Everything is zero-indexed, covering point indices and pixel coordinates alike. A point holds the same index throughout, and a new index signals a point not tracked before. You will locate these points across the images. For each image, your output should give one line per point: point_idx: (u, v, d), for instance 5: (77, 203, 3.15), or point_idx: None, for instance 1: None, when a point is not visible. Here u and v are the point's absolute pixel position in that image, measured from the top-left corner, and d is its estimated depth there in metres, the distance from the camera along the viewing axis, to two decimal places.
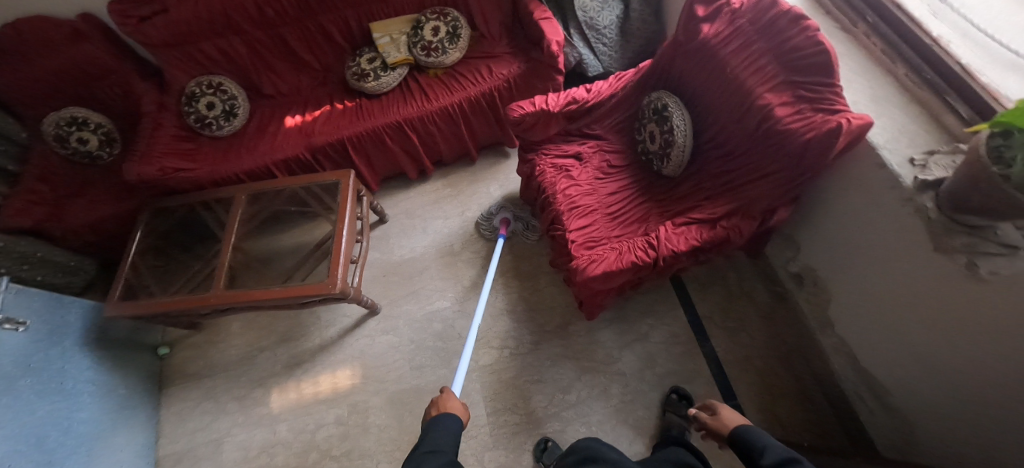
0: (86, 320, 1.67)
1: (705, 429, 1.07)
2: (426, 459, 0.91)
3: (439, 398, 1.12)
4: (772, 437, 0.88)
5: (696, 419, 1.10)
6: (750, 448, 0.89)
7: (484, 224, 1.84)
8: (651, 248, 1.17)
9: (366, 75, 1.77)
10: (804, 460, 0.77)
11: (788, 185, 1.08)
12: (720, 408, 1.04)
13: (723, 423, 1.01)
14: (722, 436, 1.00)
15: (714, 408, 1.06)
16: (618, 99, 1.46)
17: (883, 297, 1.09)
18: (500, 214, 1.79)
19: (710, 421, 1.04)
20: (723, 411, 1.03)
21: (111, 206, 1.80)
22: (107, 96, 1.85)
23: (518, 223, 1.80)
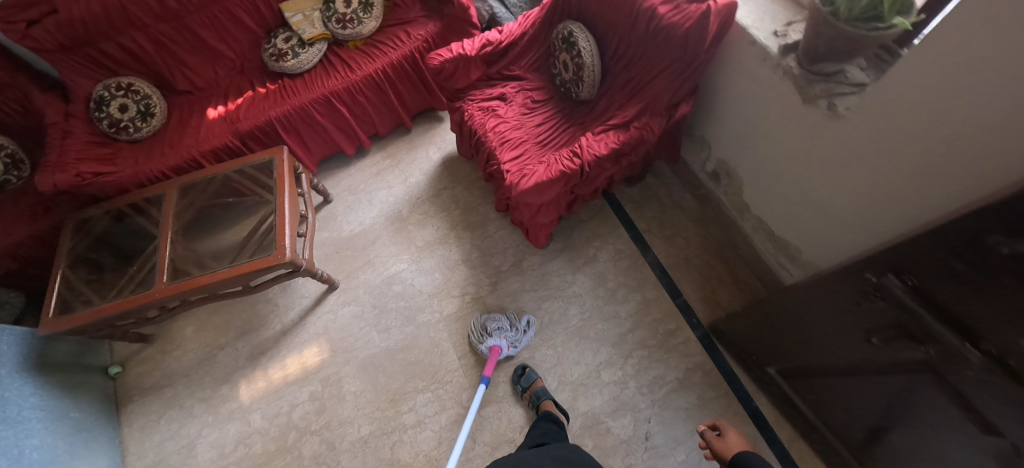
0: (20, 345, 1.54)
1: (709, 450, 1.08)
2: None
3: None
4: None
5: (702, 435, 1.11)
6: None
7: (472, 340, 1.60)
8: (575, 157, 1.26)
9: (284, 55, 1.77)
10: None
11: (682, 76, 1.21)
12: (728, 432, 1.07)
13: (726, 451, 1.03)
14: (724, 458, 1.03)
15: (722, 430, 1.09)
16: (529, 37, 1.56)
17: (778, 164, 1.23)
18: (493, 340, 1.54)
19: (715, 444, 1.06)
20: (731, 435, 1.06)
21: (28, 227, 1.70)
22: (3, 114, 1.74)
23: (512, 351, 1.56)
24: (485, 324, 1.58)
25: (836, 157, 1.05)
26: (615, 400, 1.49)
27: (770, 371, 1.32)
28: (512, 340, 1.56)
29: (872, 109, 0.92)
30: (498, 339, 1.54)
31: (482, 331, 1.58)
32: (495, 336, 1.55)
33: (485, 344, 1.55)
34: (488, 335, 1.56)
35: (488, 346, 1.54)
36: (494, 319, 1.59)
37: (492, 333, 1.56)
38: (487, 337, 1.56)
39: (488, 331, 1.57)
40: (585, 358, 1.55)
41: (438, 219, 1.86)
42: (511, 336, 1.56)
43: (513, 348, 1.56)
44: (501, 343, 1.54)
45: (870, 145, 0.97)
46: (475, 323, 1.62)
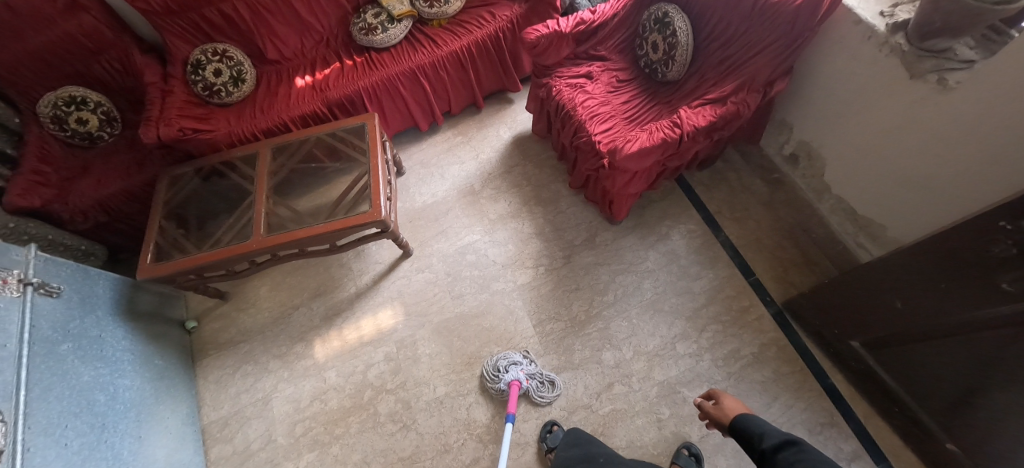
0: (114, 292, 1.63)
1: (707, 417, 1.22)
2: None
3: None
4: (769, 424, 0.99)
5: (701, 408, 1.23)
6: (750, 434, 1.00)
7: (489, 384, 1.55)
8: (676, 127, 1.32)
9: (374, 29, 1.84)
10: (800, 441, 0.87)
11: (782, 54, 1.27)
12: (723, 399, 1.19)
13: (724, 413, 1.16)
14: (723, 423, 1.15)
15: (718, 398, 1.21)
16: (619, 18, 1.62)
17: (871, 142, 1.29)
18: (509, 376, 1.51)
19: (713, 409, 1.19)
20: (725, 401, 1.18)
21: (121, 180, 1.77)
22: (105, 73, 1.83)
23: (532, 383, 1.52)
24: (498, 363, 1.56)
25: (943, 131, 1.10)
26: (691, 371, 1.52)
27: (853, 344, 1.36)
28: (528, 372, 1.53)
29: (992, 82, 0.97)
30: (515, 374, 1.52)
31: (496, 372, 1.55)
32: (511, 371, 1.52)
33: (503, 382, 1.51)
34: (503, 373, 1.53)
35: (506, 383, 1.50)
36: (509, 356, 1.57)
37: (507, 370, 1.53)
38: (504, 373, 1.53)
39: (503, 368, 1.54)
40: (660, 330, 1.59)
41: (510, 194, 1.91)
42: (526, 370, 1.54)
43: (532, 380, 1.53)
44: (518, 378, 1.50)
45: (980, 116, 1.02)
46: (488, 366, 1.58)
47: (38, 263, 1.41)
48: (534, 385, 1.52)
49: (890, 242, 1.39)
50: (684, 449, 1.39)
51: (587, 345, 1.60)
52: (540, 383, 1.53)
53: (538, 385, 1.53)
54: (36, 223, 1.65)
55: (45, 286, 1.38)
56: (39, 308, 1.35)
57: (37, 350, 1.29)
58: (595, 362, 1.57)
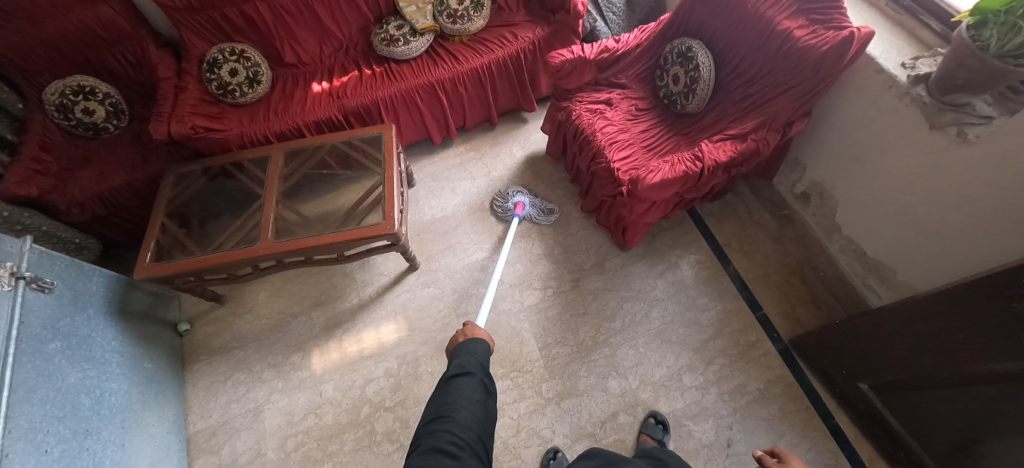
0: (107, 289, 1.57)
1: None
2: (456, 383, 0.89)
3: (465, 327, 1.09)
4: None
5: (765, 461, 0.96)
6: None
7: (497, 203, 1.89)
8: (697, 160, 1.33)
9: (395, 41, 1.84)
10: None
11: (804, 96, 1.29)
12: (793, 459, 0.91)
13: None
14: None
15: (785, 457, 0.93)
16: (642, 49, 1.65)
17: (887, 187, 1.32)
18: (516, 197, 1.84)
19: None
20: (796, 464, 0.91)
21: (124, 175, 1.72)
22: (117, 65, 1.80)
23: (532, 207, 1.85)
24: (508, 192, 1.90)
25: (960, 184, 1.13)
26: (697, 404, 1.51)
27: (861, 387, 1.36)
28: (531, 200, 1.86)
29: (1012, 141, 1.00)
30: (520, 198, 1.85)
31: (505, 196, 1.88)
32: (518, 195, 1.85)
33: (511, 203, 1.84)
34: (511, 197, 1.86)
35: (512, 203, 1.84)
36: (516, 188, 1.90)
37: (514, 195, 1.87)
38: (512, 198, 1.86)
39: (512, 194, 1.87)
40: (667, 360, 1.58)
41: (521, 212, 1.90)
42: (529, 198, 1.87)
43: (534, 205, 1.86)
44: (522, 201, 1.83)
45: (999, 173, 1.04)
46: (499, 194, 1.91)
47: (32, 257, 1.35)
48: (536, 209, 1.85)
49: (902, 288, 1.40)
50: (651, 418, 1.48)
51: (593, 371, 1.58)
52: (542, 211, 1.86)
53: (538, 211, 1.86)
54: (32, 213, 1.60)
55: (38, 281, 1.32)
56: (30, 304, 1.29)
57: (24, 349, 1.23)
58: (600, 390, 1.55)
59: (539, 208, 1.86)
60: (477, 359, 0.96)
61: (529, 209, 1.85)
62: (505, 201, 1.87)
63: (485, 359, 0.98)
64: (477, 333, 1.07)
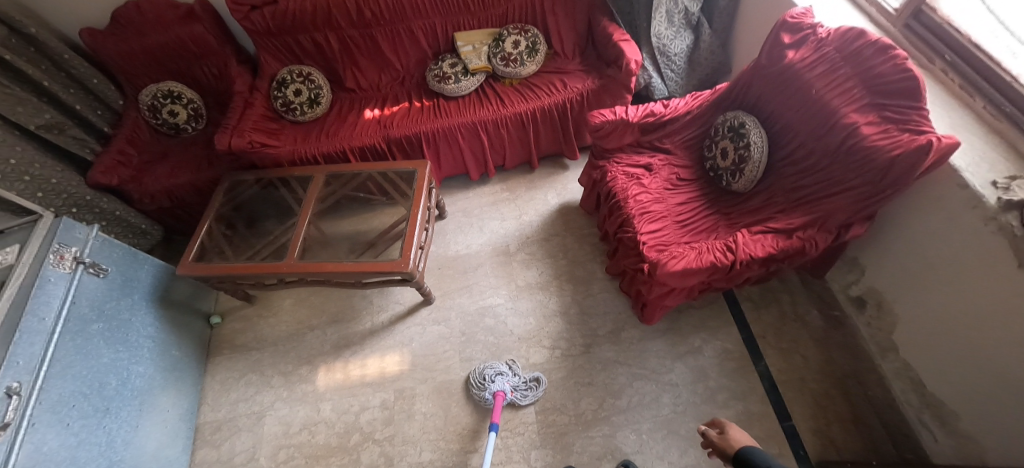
0: (155, 278, 1.72)
1: (711, 448, 1.12)
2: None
3: None
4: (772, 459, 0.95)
5: (704, 435, 1.15)
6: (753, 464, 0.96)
7: (473, 389, 1.58)
8: (729, 251, 1.21)
9: (447, 78, 1.89)
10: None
11: (864, 200, 1.13)
12: (729, 428, 1.11)
13: (731, 444, 1.07)
14: (728, 454, 1.06)
15: (723, 429, 1.13)
16: (692, 116, 1.55)
17: (959, 317, 1.12)
18: (495, 387, 1.53)
19: (718, 440, 1.10)
20: (732, 431, 1.10)
21: (189, 174, 1.89)
22: (203, 75, 2.00)
23: (516, 393, 1.56)
24: (485, 372, 1.60)
25: None
26: None
27: None
28: (513, 383, 1.56)
29: None
30: (501, 385, 1.55)
31: (483, 382, 1.57)
32: (498, 382, 1.55)
33: (488, 392, 1.54)
34: (489, 383, 1.56)
35: (491, 394, 1.53)
36: (496, 368, 1.60)
37: (493, 380, 1.57)
38: (489, 384, 1.56)
39: (489, 378, 1.57)
40: (670, 454, 1.43)
41: (545, 263, 1.85)
42: (510, 382, 1.57)
43: (515, 392, 1.56)
44: (503, 389, 1.53)
45: None
46: (475, 374, 1.61)
47: (95, 243, 1.52)
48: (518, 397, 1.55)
49: (962, 434, 1.18)
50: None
51: (587, 449, 1.46)
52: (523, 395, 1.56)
53: (523, 393, 1.56)
54: (109, 199, 1.82)
55: (94, 266, 1.48)
56: (83, 286, 1.45)
57: (70, 327, 1.38)
58: None
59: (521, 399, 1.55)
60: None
61: (510, 399, 1.54)
62: (482, 388, 1.56)
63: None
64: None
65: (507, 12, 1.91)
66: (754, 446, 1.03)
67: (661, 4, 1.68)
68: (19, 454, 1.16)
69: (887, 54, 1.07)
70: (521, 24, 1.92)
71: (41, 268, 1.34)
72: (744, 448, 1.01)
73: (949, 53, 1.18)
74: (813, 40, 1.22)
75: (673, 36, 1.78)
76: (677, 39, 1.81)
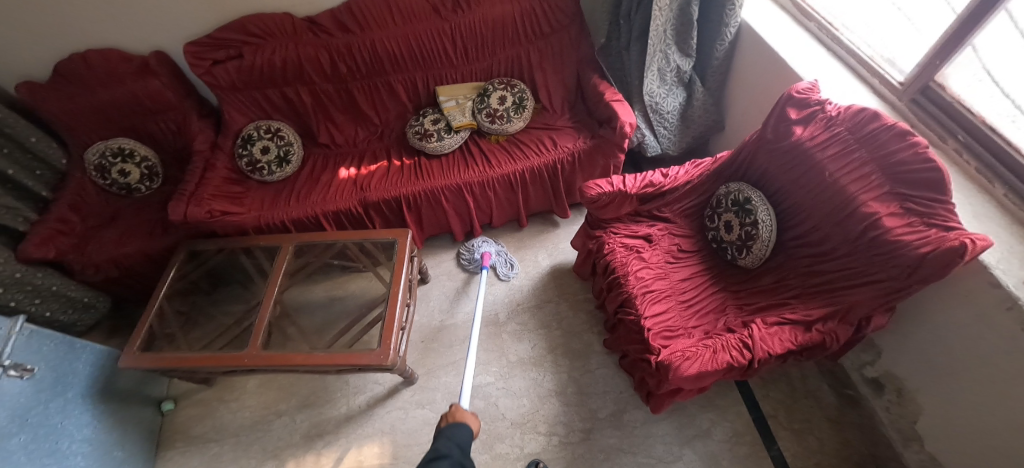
0: (94, 368, 1.49)
1: None
2: (434, 467, 0.92)
3: None
4: None
5: None
6: None
7: (463, 255, 1.92)
8: (746, 349, 1.12)
9: (429, 135, 1.76)
10: None
11: (890, 294, 1.03)
12: None
13: None
14: None
15: None
16: (693, 186, 1.46)
17: (994, 419, 1.04)
18: (482, 247, 1.89)
19: None
20: None
21: (140, 241, 1.68)
22: (159, 131, 1.82)
23: (498, 258, 1.89)
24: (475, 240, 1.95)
25: None
26: None
27: None
28: (497, 248, 1.91)
29: None
30: (487, 248, 1.90)
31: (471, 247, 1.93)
32: (485, 245, 1.90)
33: (477, 252, 1.88)
34: (478, 246, 1.91)
35: (479, 252, 1.87)
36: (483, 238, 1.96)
37: (480, 244, 1.92)
38: (478, 246, 1.91)
39: (477, 243, 1.92)
40: None
41: (538, 334, 1.72)
42: (495, 247, 1.92)
43: (498, 255, 1.89)
44: (488, 249, 1.88)
45: None
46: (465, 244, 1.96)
47: (20, 341, 1.30)
48: (500, 260, 1.88)
49: None
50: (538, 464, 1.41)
51: None
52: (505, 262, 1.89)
53: (504, 264, 1.88)
54: (45, 273, 1.57)
55: (17, 367, 1.24)
56: (2, 392, 1.20)
57: None
58: None
59: (502, 262, 1.89)
60: (458, 444, 0.99)
61: (494, 259, 1.88)
62: (471, 252, 1.91)
63: (466, 445, 1.00)
64: (463, 416, 1.08)
65: (492, 66, 1.82)
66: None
67: (653, 63, 1.62)
68: None
69: (908, 139, 0.99)
70: (507, 78, 1.82)
71: None
72: None
73: (962, 133, 1.11)
74: (823, 118, 1.15)
75: (665, 94, 1.71)
76: (670, 97, 1.74)
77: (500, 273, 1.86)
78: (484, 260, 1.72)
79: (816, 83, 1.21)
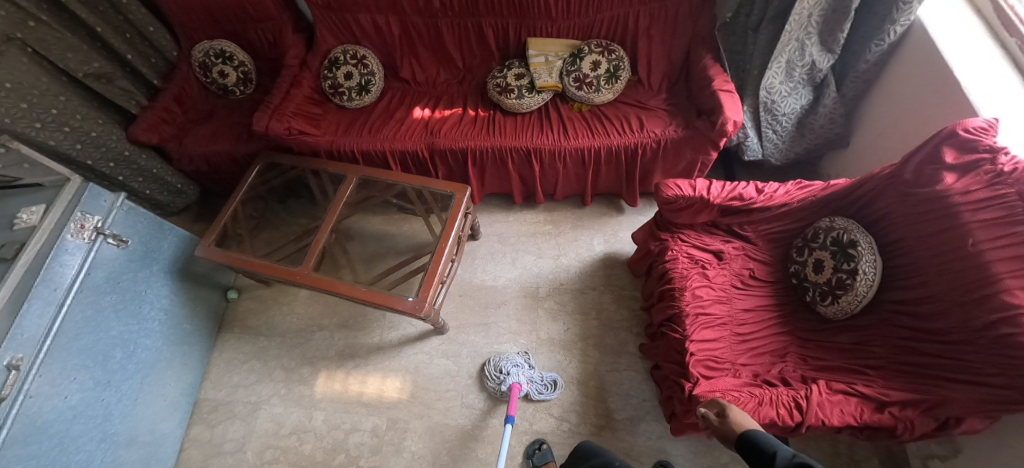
0: (177, 248, 1.65)
1: (711, 434, 0.97)
2: None
3: None
4: (785, 443, 0.83)
5: (702, 418, 1.00)
6: (759, 451, 0.84)
7: (489, 380, 1.55)
8: (797, 410, 1.01)
9: (509, 91, 1.66)
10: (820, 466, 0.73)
11: (1001, 404, 0.85)
12: (731, 411, 0.96)
13: (733, 427, 0.93)
14: (732, 440, 0.92)
15: (723, 409, 0.97)
16: (790, 209, 1.27)
17: None
18: (509, 380, 1.50)
19: (717, 424, 0.95)
20: (734, 414, 0.95)
21: (227, 143, 1.79)
22: (257, 39, 1.87)
23: (532, 386, 1.51)
24: (500, 365, 1.55)
25: None
26: None
27: None
28: (529, 376, 1.53)
29: None
30: (516, 377, 1.51)
31: (499, 369, 1.55)
32: (513, 374, 1.51)
33: (504, 383, 1.50)
34: (504, 373, 1.53)
35: (505, 387, 1.49)
36: (512, 360, 1.56)
37: (509, 372, 1.53)
38: (504, 377, 1.52)
39: (504, 371, 1.53)
40: None
41: (573, 319, 1.67)
42: (527, 374, 1.53)
43: (532, 384, 1.52)
44: (519, 380, 1.50)
45: None
46: (494, 360, 1.58)
47: (120, 214, 1.42)
48: (535, 390, 1.51)
49: None
50: (541, 445, 1.43)
51: None
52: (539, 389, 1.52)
53: (540, 389, 1.52)
54: (149, 156, 1.76)
55: (115, 237, 1.37)
56: (100, 256, 1.35)
57: (81, 298, 1.29)
58: None
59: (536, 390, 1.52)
60: None
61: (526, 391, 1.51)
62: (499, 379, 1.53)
63: None
64: None
65: (594, 24, 1.64)
66: (760, 431, 0.89)
67: (783, 52, 1.37)
68: (16, 422, 1.10)
69: None
70: (606, 41, 1.64)
71: (60, 236, 1.24)
72: (750, 435, 0.87)
73: None
74: (988, 171, 0.90)
75: (788, 92, 1.47)
76: (792, 97, 1.49)
77: (535, 399, 1.51)
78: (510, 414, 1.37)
79: (995, 123, 0.94)
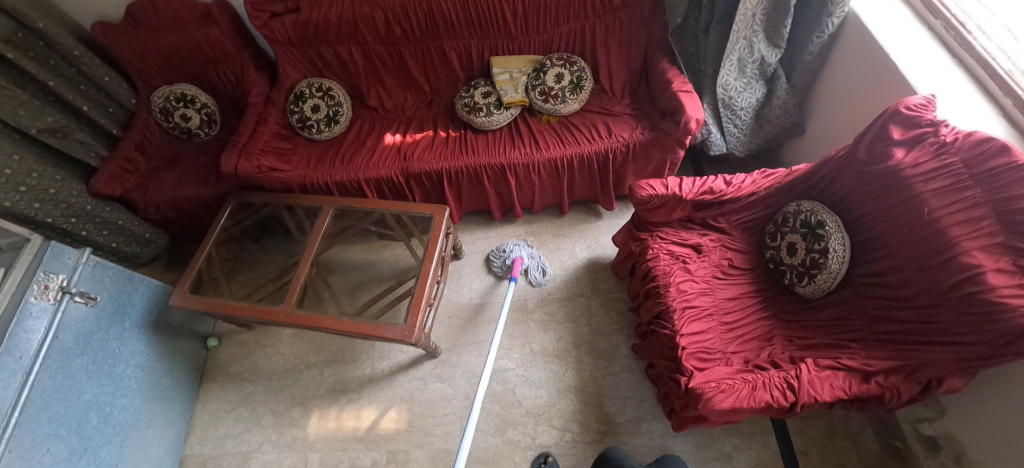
0: (150, 300, 1.59)
1: None
2: None
3: None
4: None
5: None
6: None
7: (494, 260, 1.82)
8: (790, 390, 1.04)
9: (478, 109, 1.69)
10: None
11: (975, 361, 0.90)
12: None
13: None
14: None
15: None
16: (758, 198, 1.32)
17: None
18: (514, 252, 1.78)
19: None
20: None
21: (195, 187, 1.75)
22: (218, 80, 1.86)
23: (532, 263, 1.79)
24: (505, 246, 1.84)
25: None
26: None
27: None
28: (530, 253, 1.80)
29: None
30: (519, 252, 1.78)
31: (502, 253, 1.82)
32: (517, 249, 1.79)
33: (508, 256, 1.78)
34: (509, 251, 1.80)
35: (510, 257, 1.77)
36: (514, 241, 1.85)
37: (512, 249, 1.81)
38: (508, 252, 1.80)
39: (509, 248, 1.81)
40: None
41: (564, 327, 1.68)
42: (527, 251, 1.81)
43: (532, 260, 1.79)
44: (522, 254, 1.77)
45: None
46: (497, 250, 1.85)
47: (87, 269, 1.36)
48: (534, 265, 1.79)
49: None
50: (547, 458, 1.37)
51: None
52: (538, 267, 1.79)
53: (537, 269, 1.79)
54: (113, 207, 1.70)
55: (83, 294, 1.31)
56: (67, 317, 1.29)
57: (49, 363, 1.22)
58: None
59: (535, 267, 1.79)
60: None
61: (527, 265, 1.78)
62: (503, 257, 1.81)
63: None
64: None
65: (553, 39, 1.69)
66: None
67: (733, 51, 1.45)
68: None
69: None
70: (567, 54, 1.69)
71: (23, 299, 1.16)
72: None
73: None
74: (932, 143, 0.96)
75: (743, 87, 1.54)
76: (747, 91, 1.57)
77: (533, 279, 1.77)
78: (515, 273, 1.62)
79: (932, 99, 1.02)
